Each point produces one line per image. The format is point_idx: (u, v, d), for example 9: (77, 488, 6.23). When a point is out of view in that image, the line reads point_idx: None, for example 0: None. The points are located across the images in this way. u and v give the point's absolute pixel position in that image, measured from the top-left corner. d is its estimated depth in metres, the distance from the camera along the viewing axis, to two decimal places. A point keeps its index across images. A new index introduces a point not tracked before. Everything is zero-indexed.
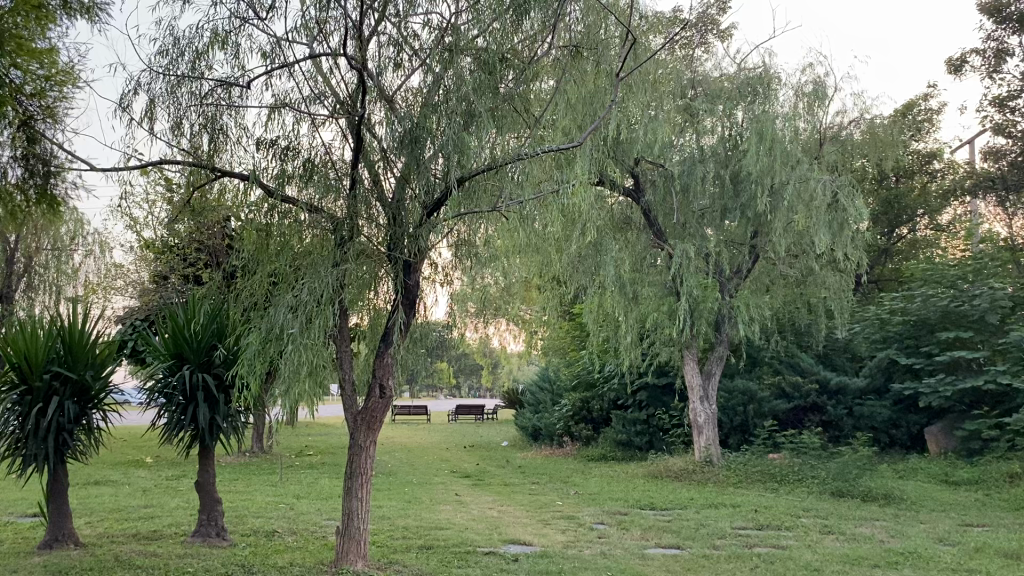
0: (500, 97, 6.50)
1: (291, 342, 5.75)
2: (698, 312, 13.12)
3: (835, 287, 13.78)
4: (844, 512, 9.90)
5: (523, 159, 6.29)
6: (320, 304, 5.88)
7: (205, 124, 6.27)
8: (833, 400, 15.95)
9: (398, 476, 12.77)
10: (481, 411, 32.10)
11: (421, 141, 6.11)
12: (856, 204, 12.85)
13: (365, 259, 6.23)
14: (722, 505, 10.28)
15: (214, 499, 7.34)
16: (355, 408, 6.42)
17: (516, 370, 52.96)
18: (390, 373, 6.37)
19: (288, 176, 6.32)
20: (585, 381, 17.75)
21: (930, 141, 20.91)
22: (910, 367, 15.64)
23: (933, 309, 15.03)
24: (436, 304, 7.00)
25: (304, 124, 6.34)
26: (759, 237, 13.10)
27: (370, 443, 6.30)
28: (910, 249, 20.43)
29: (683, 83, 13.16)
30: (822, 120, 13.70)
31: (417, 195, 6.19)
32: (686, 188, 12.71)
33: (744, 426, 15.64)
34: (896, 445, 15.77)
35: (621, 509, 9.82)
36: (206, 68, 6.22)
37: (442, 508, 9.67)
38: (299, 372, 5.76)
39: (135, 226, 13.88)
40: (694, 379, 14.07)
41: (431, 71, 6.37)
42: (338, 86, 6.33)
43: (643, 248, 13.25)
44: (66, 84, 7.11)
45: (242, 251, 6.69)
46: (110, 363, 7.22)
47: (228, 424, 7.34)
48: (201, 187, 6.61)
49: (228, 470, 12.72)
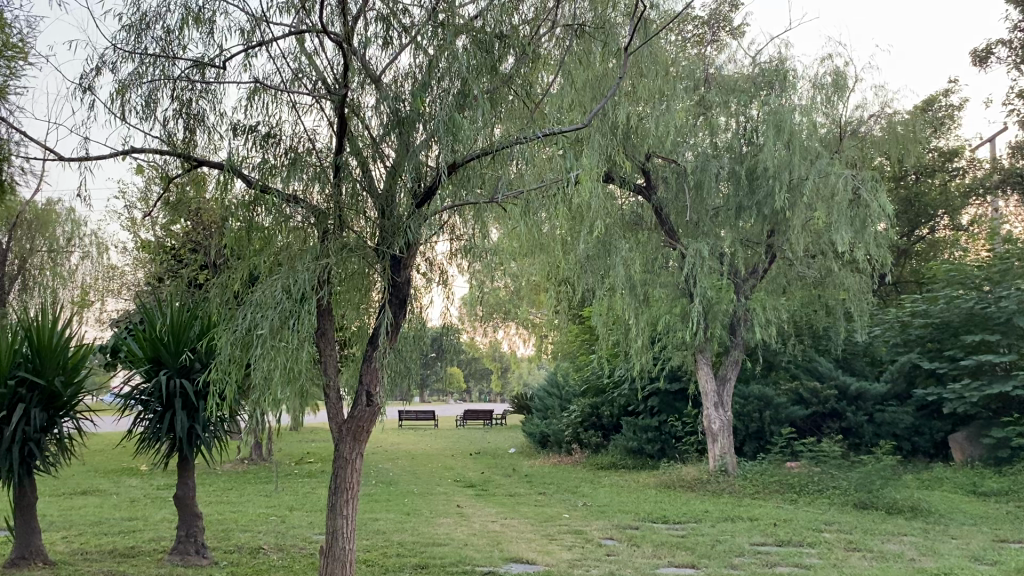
0: (499, 79, 6.00)
1: (261, 343, 5.24)
2: (713, 314, 12.44)
3: (854, 288, 13.17)
4: (870, 527, 9.30)
5: (523, 143, 5.85)
6: (295, 301, 5.36)
7: (179, 110, 5.78)
8: (853, 407, 15.26)
9: (399, 485, 12.25)
10: (490, 415, 31.48)
11: (414, 126, 5.66)
12: (879, 200, 12.25)
13: (353, 254, 5.70)
14: (739, 518, 9.71)
15: (194, 514, 6.91)
16: (341, 418, 5.90)
17: (526, 374, 52.39)
18: (378, 379, 5.82)
19: (269, 165, 5.83)
20: (594, 386, 17.22)
21: (952, 138, 20.19)
22: (933, 372, 15.01)
23: (958, 311, 14.38)
24: (431, 304, 6.43)
25: (286, 109, 5.84)
26: (776, 236, 12.51)
27: (357, 455, 5.78)
28: (930, 250, 19.72)
29: (697, 76, 12.59)
30: (843, 113, 13.09)
31: (407, 184, 5.70)
32: (701, 184, 12.20)
33: (759, 433, 15.06)
34: (919, 453, 15.09)
35: (632, 523, 9.27)
36: (180, 47, 5.68)
37: (441, 521, 9.13)
38: (273, 378, 5.24)
39: (129, 226, 13.47)
40: (708, 385, 13.40)
41: (424, 51, 5.87)
42: (325, 68, 5.83)
43: (655, 248, 12.63)
44: (18, 59, 6.43)
45: (221, 248, 6.20)
46: (82, 368, 6.76)
47: (209, 434, 6.88)
48: (176, 180, 6.10)
49: (222, 479, 12.27)
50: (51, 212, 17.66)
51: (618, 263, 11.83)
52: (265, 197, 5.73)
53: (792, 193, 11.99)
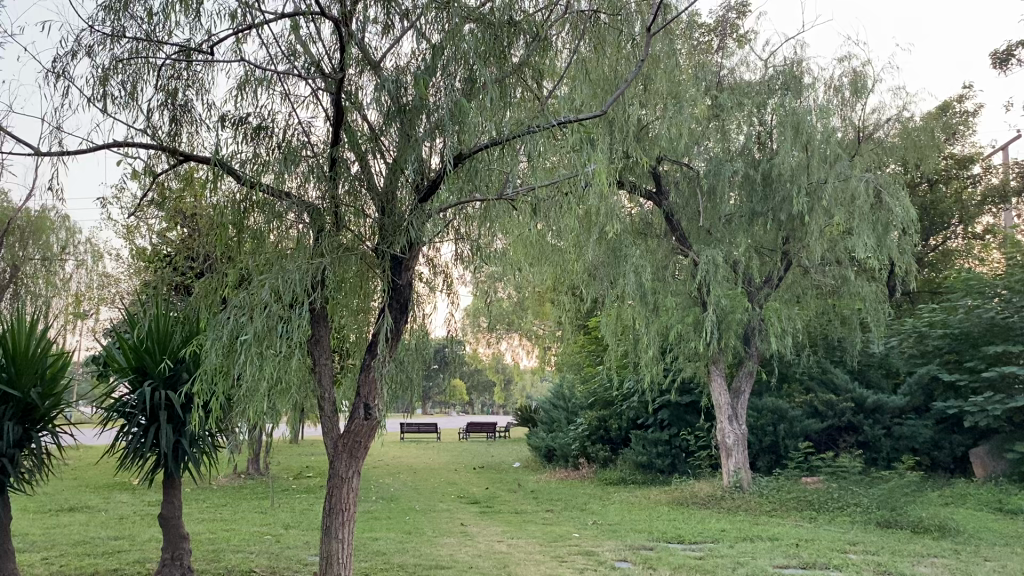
0: (508, 67, 5.62)
1: (243, 351, 4.76)
2: (726, 324, 11.92)
3: (871, 297, 12.69)
4: (898, 548, 8.79)
5: (535, 134, 5.45)
6: (283, 304, 4.91)
7: (166, 100, 5.40)
8: (870, 420, 14.73)
9: (400, 502, 11.76)
10: (493, 428, 30.94)
11: (418, 116, 5.26)
12: (901, 204, 11.83)
13: (349, 254, 5.28)
14: (758, 538, 9.23)
15: (180, 535, 6.56)
16: (337, 432, 5.46)
17: (530, 388, 51.75)
18: (377, 392, 5.36)
19: (260, 159, 5.40)
20: (602, 399, 16.77)
21: (966, 144, 19.70)
22: (952, 385, 14.51)
23: (977, 322, 13.92)
24: (436, 312, 6.02)
25: (279, 100, 5.45)
26: (792, 243, 12.09)
27: (353, 473, 5.34)
28: (941, 262, 19.12)
29: (710, 78, 12.17)
30: (859, 115, 12.65)
31: (409, 178, 5.29)
32: (713, 189, 11.84)
33: (773, 447, 14.58)
34: (939, 468, 14.53)
35: (646, 544, 8.79)
36: (165, 32, 5.25)
37: (444, 541, 8.64)
38: (259, 388, 4.79)
39: (122, 233, 13.06)
40: (721, 397, 12.88)
41: (428, 37, 5.48)
42: (321, 55, 5.42)
43: (665, 254, 12.25)
44: None
45: (211, 250, 5.82)
46: (61, 378, 6.38)
47: (196, 450, 6.46)
48: (163, 177, 5.70)
49: (216, 495, 11.77)
50: (43, 218, 17.11)
51: (629, 271, 11.35)
52: (256, 195, 5.31)
53: (810, 198, 11.57)
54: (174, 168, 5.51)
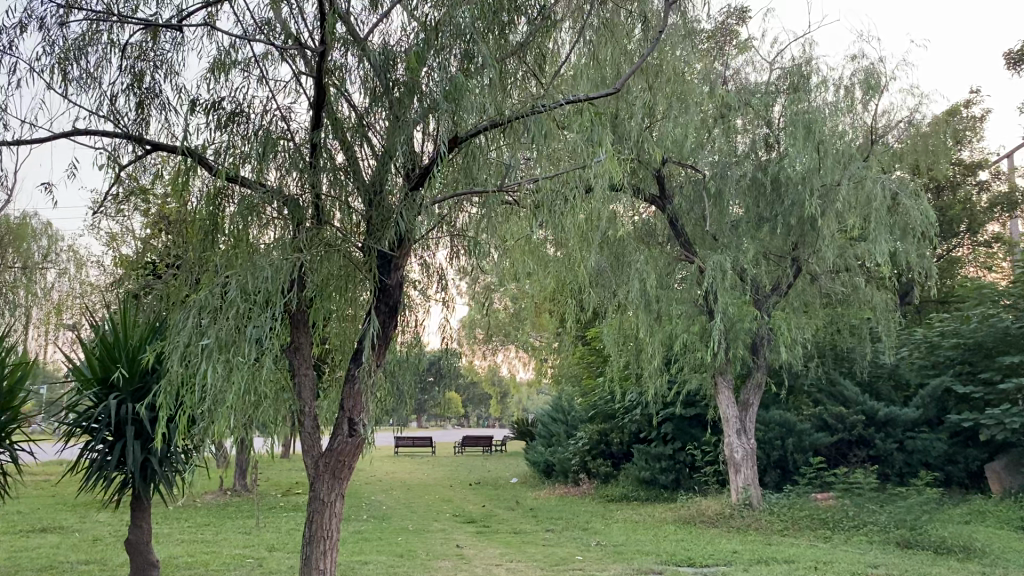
0: (508, 49, 5.18)
1: (204, 359, 4.23)
2: (734, 334, 11.41)
3: (882, 305, 12.17)
4: (923, 570, 8.21)
5: (539, 116, 5.00)
6: (255, 306, 4.41)
7: (133, 83, 4.94)
8: (881, 433, 14.17)
9: (393, 521, 11.20)
10: (490, 441, 30.27)
11: (409, 98, 4.81)
12: (920, 206, 11.35)
13: (332, 249, 4.77)
14: (773, 560, 8.67)
15: (149, 561, 6.10)
16: (319, 450, 4.92)
17: (525, 400, 51.07)
18: (362, 405, 4.82)
19: (235, 145, 4.92)
20: (602, 412, 16.11)
21: (974, 149, 19.28)
22: (966, 397, 14.01)
23: (989, 333, 13.41)
24: (430, 317, 5.51)
25: (255, 82, 4.99)
26: (802, 251, 11.50)
27: (336, 497, 4.80)
28: (949, 268, 18.58)
29: (716, 77, 11.70)
30: (871, 116, 12.17)
31: (399, 166, 4.83)
32: (720, 192, 11.34)
33: (781, 462, 14.06)
34: (953, 483, 13.98)
35: (655, 567, 8.22)
36: (129, 7, 4.80)
37: (439, 565, 8.07)
38: (225, 401, 4.24)
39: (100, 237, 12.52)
40: (727, 410, 12.31)
41: (420, 16, 5.03)
42: (301, 33, 4.98)
43: (669, 263, 11.66)
44: None
45: (179, 250, 5.30)
46: (21, 389, 5.92)
47: (167, 469, 5.91)
48: (127, 169, 5.20)
49: (199, 514, 11.21)
50: (24, 225, 16.59)
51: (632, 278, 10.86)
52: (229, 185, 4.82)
53: (824, 199, 11.09)
54: (140, 158, 5.02)
